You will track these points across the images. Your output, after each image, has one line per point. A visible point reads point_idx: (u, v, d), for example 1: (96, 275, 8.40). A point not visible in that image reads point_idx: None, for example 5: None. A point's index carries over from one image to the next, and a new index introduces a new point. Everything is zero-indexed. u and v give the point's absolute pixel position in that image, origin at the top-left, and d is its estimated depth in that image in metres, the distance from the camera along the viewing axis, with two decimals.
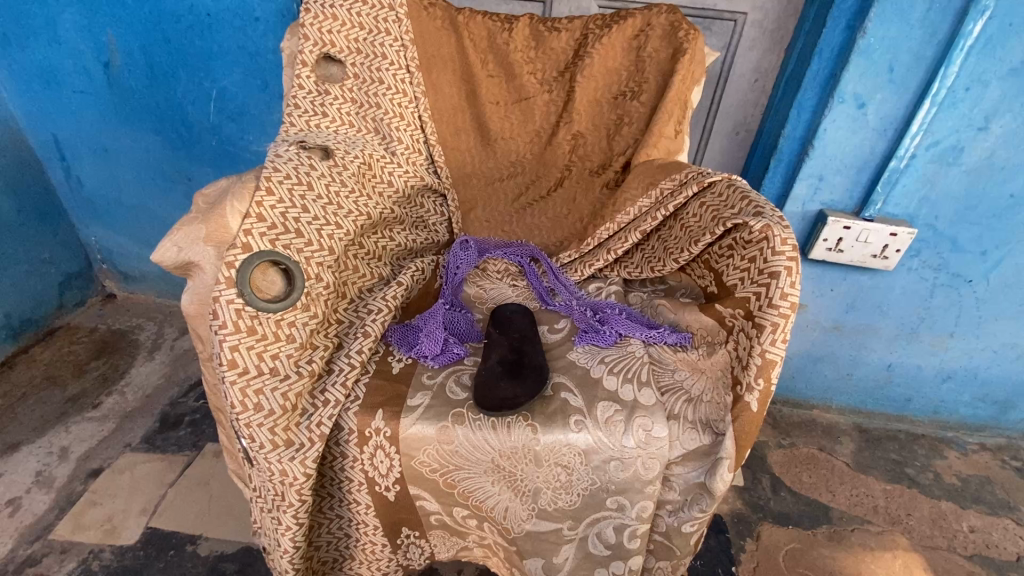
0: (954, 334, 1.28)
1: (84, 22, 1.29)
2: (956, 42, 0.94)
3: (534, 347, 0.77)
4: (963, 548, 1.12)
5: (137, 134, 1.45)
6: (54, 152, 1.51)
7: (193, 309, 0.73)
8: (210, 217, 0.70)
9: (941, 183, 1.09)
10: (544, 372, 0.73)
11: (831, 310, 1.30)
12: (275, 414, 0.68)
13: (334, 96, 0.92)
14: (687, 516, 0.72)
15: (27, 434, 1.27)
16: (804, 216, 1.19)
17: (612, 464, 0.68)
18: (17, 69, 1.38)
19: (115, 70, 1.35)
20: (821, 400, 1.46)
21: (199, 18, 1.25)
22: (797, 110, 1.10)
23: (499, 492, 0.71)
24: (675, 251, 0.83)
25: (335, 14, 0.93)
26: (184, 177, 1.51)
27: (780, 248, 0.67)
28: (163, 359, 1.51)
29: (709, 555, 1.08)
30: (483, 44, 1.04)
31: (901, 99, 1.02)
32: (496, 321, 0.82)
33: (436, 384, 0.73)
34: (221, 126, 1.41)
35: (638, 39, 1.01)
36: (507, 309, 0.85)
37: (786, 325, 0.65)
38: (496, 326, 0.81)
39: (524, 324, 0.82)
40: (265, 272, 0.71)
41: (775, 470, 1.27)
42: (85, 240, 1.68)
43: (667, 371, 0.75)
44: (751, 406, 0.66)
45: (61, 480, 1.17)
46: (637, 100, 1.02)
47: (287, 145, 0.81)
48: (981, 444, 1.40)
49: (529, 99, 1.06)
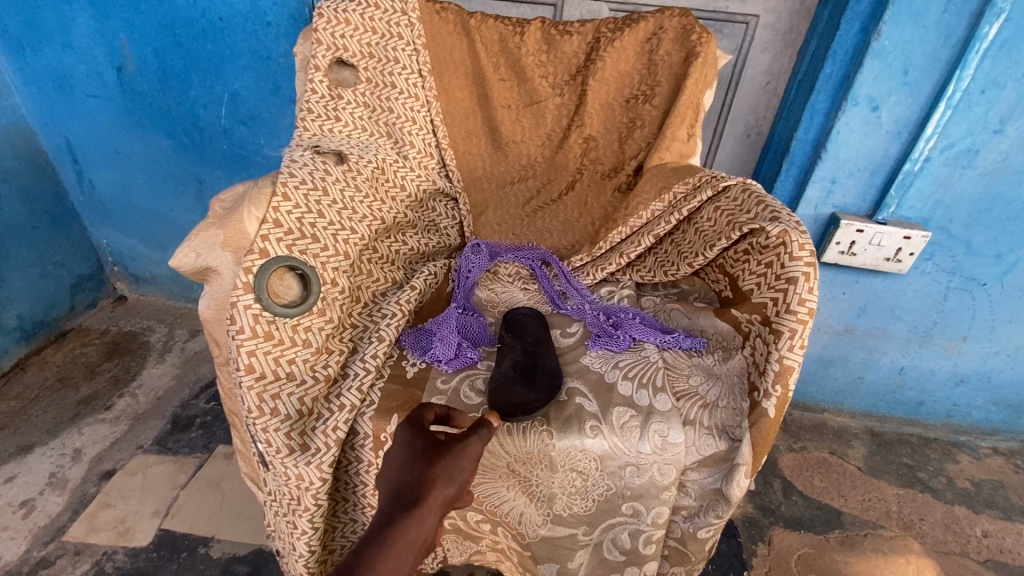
0: (967, 337, 1.27)
1: (97, 27, 1.30)
2: (971, 44, 0.94)
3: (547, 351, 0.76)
4: (977, 553, 1.11)
5: (148, 138, 1.46)
6: (67, 156, 1.53)
7: (209, 314, 0.72)
8: (227, 222, 0.70)
9: (955, 185, 1.08)
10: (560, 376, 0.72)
11: (843, 313, 1.29)
12: (292, 418, 0.69)
13: (346, 101, 0.92)
14: (703, 522, 0.72)
15: (40, 436, 1.28)
16: (816, 219, 1.18)
17: (627, 470, 0.68)
18: (30, 73, 1.39)
19: (128, 74, 1.36)
20: (832, 404, 1.45)
21: (211, 23, 1.26)
22: (809, 113, 1.09)
23: (514, 497, 0.71)
24: (689, 255, 0.83)
25: (348, 19, 0.94)
26: (195, 181, 1.52)
27: (798, 253, 0.67)
28: (174, 361, 1.52)
29: (721, 560, 1.07)
30: (495, 47, 1.04)
31: (914, 102, 1.02)
32: (508, 323, 0.82)
33: (450, 388, 0.73)
34: (232, 129, 1.41)
35: (650, 42, 1.01)
36: (518, 313, 0.84)
37: (804, 331, 0.65)
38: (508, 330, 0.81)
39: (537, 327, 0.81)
40: (282, 277, 0.71)
41: (786, 474, 1.26)
42: (97, 244, 1.69)
43: (682, 376, 0.74)
44: (769, 412, 0.66)
45: (74, 481, 1.18)
46: (649, 103, 1.01)
47: (301, 150, 0.81)
48: (995, 448, 1.39)
49: (540, 102, 1.05)
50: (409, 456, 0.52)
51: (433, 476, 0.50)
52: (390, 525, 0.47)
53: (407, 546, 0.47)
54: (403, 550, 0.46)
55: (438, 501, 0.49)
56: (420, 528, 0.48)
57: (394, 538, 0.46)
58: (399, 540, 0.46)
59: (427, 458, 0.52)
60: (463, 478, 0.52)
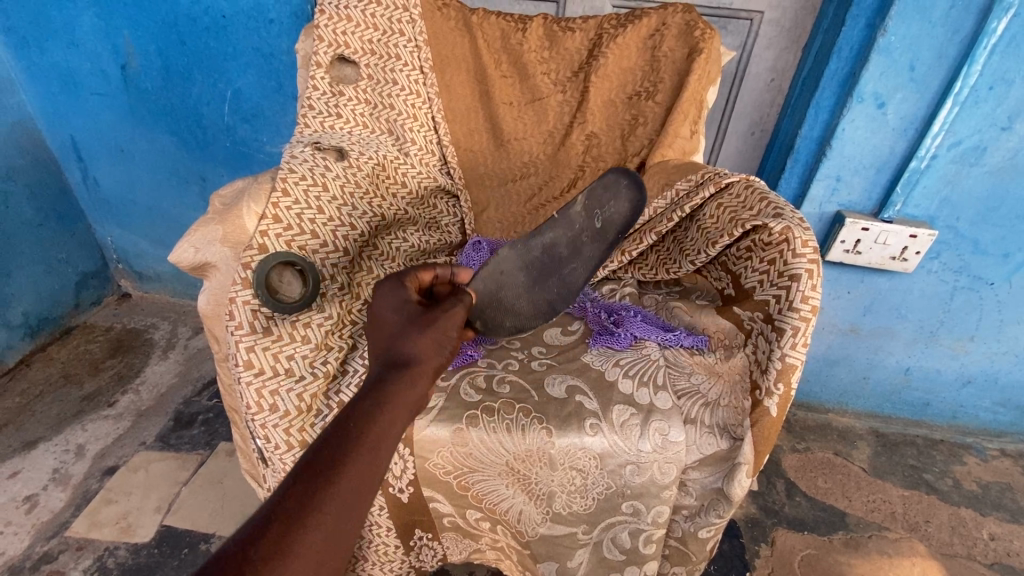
0: (974, 337, 1.26)
1: (101, 25, 1.31)
2: (979, 40, 0.92)
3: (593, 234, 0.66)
4: (984, 556, 1.10)
5: (152, 135, 1.46)
6: (72, 153, 1.53)
7: (209, 310, 0.72)
8: (227, 218, 0.71)
9: (962, 183, 1.07)
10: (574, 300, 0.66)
11: (848, 312, 1.28)
12: (290, 415, 0.68)
13: (347, 98, 0.92)
14: (704, 522, 0.71)
15: (44, 431, 1.29)
16: (821, 217, 1.17)
17: (627, 469, 0.67)
18: (35, 70, 1.40)
19: (132, 71, 1.36)
20: (837, 405, 1.43)
21: (215, 20, 1.26)
22: (814, 110, 1.08)
23: (513, 495, 0.71)
24: (691, 253, 0.82)
25: (350, 16, 0.94)
26: (199, 178, 1.52)
27: (801, 250, 0.67)
28: (177, 358, 1.52)
29: (723, 560, 1.07)
30: (497, 44, 1.04)
31: (921, 98, 1.01)
32: (604, 188, 0.66)
33: (450, 385, 0.72)
34: (235, 127, 1.41)
35: (653, 38, 1.00)
36: (631, 182, 0.64)
37: (807, 329, 0.65)
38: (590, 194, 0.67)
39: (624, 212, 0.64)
40: (281, 273, 0.70)
41: (791, 475, 1.25)
42: (101, 241, 1.70)
43: (683, 374, 0.73)
44: (771, 410, 0.65)
45: (77, 477, 1.19)
46: (652, 99, 1.00)
47: (302, 147, 0.82)
48: (1002, 450, 1.37)
49: (543, 99, 1.05)
50: (401, 321, 0.56)
51: (422, 346, 0.53)
52: (385, 384, 0.49)
53: (403, 404, 0.49)
54: (401, 402, 0.48)
55: (430, 367, 0.52)
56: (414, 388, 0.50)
57: (391, 394, 0.48)
58: (395, 397, 0.48)
59: (414, 331, 0.54)
60: (451, 349, 0.56)
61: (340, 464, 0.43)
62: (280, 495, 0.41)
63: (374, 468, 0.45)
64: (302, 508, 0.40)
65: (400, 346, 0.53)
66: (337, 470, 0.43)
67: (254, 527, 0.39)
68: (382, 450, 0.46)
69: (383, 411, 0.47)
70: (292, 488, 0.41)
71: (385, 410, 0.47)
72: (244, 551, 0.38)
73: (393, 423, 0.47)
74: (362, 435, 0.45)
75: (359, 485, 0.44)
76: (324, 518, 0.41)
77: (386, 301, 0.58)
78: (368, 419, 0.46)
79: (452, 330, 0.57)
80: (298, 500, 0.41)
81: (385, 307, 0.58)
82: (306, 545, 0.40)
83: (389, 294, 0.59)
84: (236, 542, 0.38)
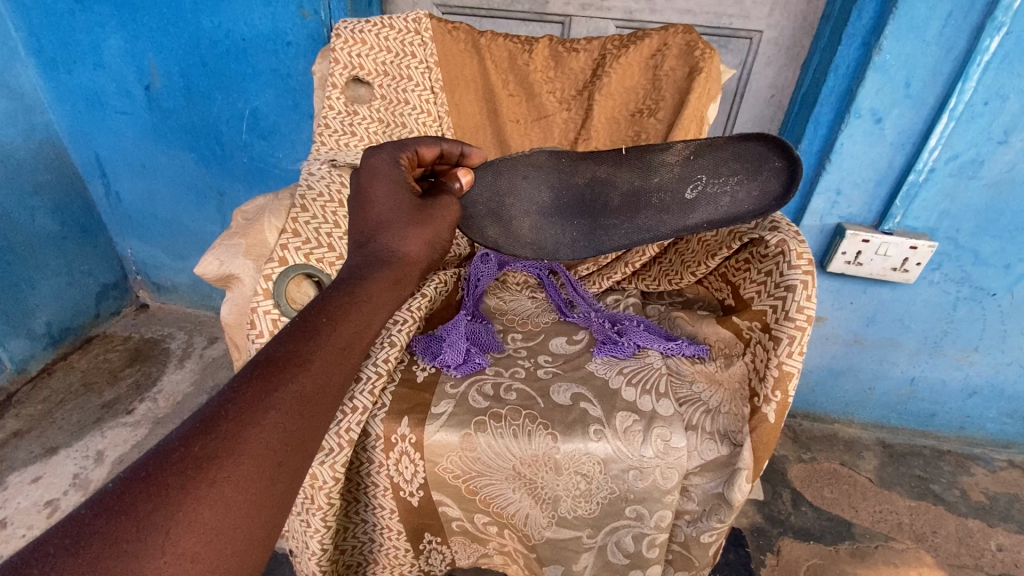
0: (979, 348, 1.26)
1: (127, 48, 1.37)
2: (972, 57, 0.95)
3: (665, 193, 0.78)
4: (991, 567, 1.10)
5: (172, 152, 1.52)
6: (95, 170, 1.60)
7: (231, 319, 0.76)
8: (249, 232, 0.75)
9: (961, 196, 1.09)
10: (609, 241, 0.81)
11: (851, 322, 1.29)
12: None
13: (361, 117, 0.97)
14: (706, 526, 0.73)
15: (66, 438, 1.33)
16: (821, 229, 1.20)
17: (630, 474, 0.69)
18: (63, 91, 1.47)
19: (155, 91, 1.42)
20: (843, 416, 1.44)
21: (235, 43, 1.32)
22: (813, 125, 1.11)
23: (519, 499, 0.73)
24: (692, 264, 0.85)
25: (364, 39, 0.99)
26: (217, 193, 1.57)
27: (796, 262, 0.70)
28: (193, 367, 1.56)
29: (729, 569, 1.08)
30: (504, 64, 1.08)
31: (917, 113, 1.03)
32: (749, 164, 0.73)
33: (458, 392, 0.75)
34: (253, 144, 1.47)
35: (655, 58, 1.04)
36: (783, 175, 0.71)
37: (803, 337, 0.67)
38: (703, 155, 0.76)
39: (750, 197, 0.73)
40: (300, 284, 0.73)
41: (796, 485, 1.26)
42: (121, 253, 1.75)
43: (684, 382, 0.76)
44: (769, 417, 0.67)
45: (97, 482, 1.22)
46: (654, 117, 1.03)
47: (318, 164, 0.86)
48: (1010, 461, 1.38)
49: (549, 117, 1.09)
50: (394, 210, 0.58)
51: (411, 246, 0.57)
52: (362, 281, 0.51)
53: (376, 304, 0.50)
54: (375, 303, 0.50)
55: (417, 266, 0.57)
56: (390, 292, 0.52)
57: (366, 294, 0.50)
58: (369, 296, 0.50)
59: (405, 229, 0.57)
60: (442, 245, 0.62)
61: (301, 364, 0.44)
62: (237, 386, 0.41)
63: (336, 370, 0.45)
64: (259, 403, 0.40)
65: (392, 241, 0.55)
66: (301, 368, 0.43)
67: (203, 419, 0.39)
68: (352, 348, 0.47)
69: (349, 312, 0.48)
70: (248, 385, 0.41)
71: (356, 309, 0.49)
72: (190, 442, 0.37)
73: (365, 322, 0.49)
74: (332, 330, 0.46)
75: (325, 378, 0.44)
76: (282, 414, 0.41)
77: (381, 186, 0.60)
78: (339, 315, 0.47)
79: (446, 227, 0.63)
80: (255, 396, 0.40)
81: (379, 192, 0.59)
82: (261, 440, 0.39)
83: (383, 178, 0.60)
84: (180, 437, 0.37)
